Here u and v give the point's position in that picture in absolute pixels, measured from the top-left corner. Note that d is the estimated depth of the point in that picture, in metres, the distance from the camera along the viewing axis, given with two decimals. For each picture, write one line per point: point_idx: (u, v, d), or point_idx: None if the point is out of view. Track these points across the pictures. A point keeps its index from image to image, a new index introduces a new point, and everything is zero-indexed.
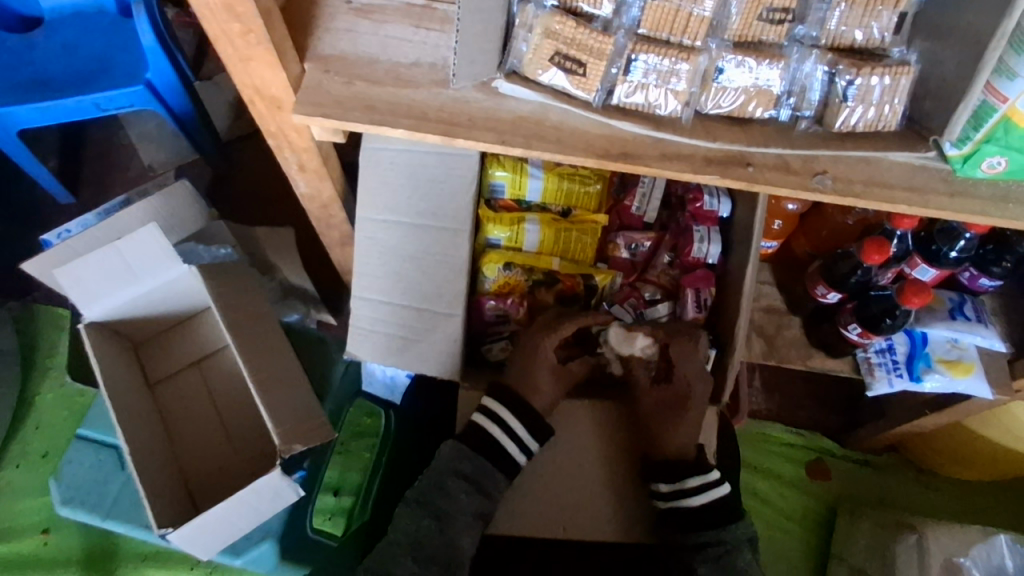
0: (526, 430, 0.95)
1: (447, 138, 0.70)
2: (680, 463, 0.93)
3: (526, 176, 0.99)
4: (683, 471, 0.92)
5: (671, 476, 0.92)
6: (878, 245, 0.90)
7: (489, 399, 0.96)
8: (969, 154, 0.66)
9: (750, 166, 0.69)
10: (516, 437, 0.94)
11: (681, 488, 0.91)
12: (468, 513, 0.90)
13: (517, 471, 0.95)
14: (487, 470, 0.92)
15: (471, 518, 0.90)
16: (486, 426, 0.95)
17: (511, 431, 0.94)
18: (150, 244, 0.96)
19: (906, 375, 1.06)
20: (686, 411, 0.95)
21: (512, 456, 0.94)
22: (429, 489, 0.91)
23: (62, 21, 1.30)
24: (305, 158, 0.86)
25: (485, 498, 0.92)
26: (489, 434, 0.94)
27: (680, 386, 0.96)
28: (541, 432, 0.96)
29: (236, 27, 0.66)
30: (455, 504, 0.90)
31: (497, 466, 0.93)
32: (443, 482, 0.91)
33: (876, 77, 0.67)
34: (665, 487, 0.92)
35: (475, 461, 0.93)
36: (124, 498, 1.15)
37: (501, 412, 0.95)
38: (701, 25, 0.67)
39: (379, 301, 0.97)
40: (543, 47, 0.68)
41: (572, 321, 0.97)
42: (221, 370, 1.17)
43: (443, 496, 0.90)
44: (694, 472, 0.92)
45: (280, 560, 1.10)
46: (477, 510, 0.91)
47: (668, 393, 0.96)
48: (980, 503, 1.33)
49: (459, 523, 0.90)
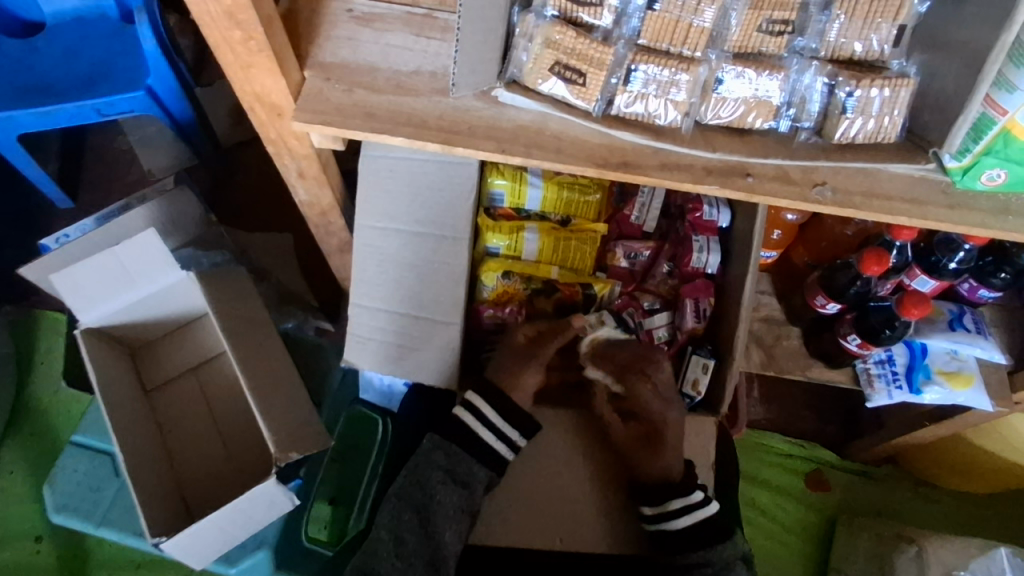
0: (499, 416, 0.94)
1: (446, 145, 0.69)
2: (665, 484, 0.92)
3: (525, 184, 0.99)
4: (667, 492, 0.91)
5: (655, 499, 0.92)
6: (877, 257, 0.90)
7: (469, 393, 0.95)
8: (968, 166, 0.66)
9: (749, 176, 0.69)
10: (490, 424, 0.94)
11: (664, 511, 0.91)
12: (449, 506, 0.90)
13: (499, 462, 0.95)
14: (464, 460, 0.93)
15: (453, 512, 0.90)
16: (461, 416, 0.95)
17: (485, 419, 0.94)
18: (147, 249, 0.97)
19: (906, 387, 1.06)
20: (663, 442, 0.93)
21: (489, 444, 0.94)
22: (410, 484, 0.92)
23: (63, 26, 1.31)
24: (305, 164, 0.86)
25: (464, 490, 0.91)
26: (464, 423, 0.95)
27: (651, 422, 0.95)
28: (525, 426, 0.95)
29: (237, 34, 0.66)
30: (435, 497, 0.90)
31: (474, 456, 0.93)
32: (423, 477, 0.91)
33: (876, 89, 0.67)
34: (649, 510, 0.92)
35: (449, 451, 0.93)
36: (119, 506, 1.13)
37: (475, 401, 0.94)
38: (701, 35, 0.66)
39: (377, 308, 0.97)
40: (544, 56, 0.68)
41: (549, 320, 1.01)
42: (218, 376, 1.17)
43: (423, 490, 0.91)
44: (679, 494, 0.92)
45: (275, 568, 1.09)
46: (458, 503, 0.91)
47: (641, 428, 0.95)
48: (977, 515, 1.33)
49: (440, 516, 0.90)
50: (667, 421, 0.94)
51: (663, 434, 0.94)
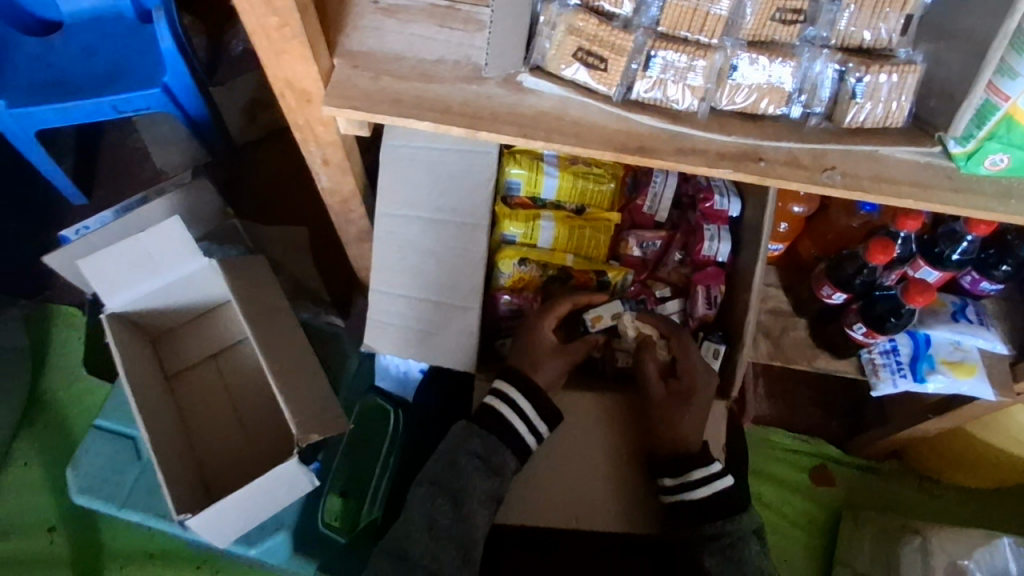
0: (535, 411, 0.96)
1: (471, 130, 0.72)
2: (681, 456, 0.95)
3: (541, 174, 1.01)
4: (687, 464, 0.93)
5: (675, 470, 0.94)
6: (883, 246, 0.93)
7: (500, 382, 0.98)
8: (972, 151, 0.70)
9: (762, 161, 0.72)
10: (525, 416, 0.96)
11: (684, 481, 0.93)
12: (481, 492, 0.92)
13: (526, 452, 0.97)
14: (499, 449, 0.94)
15: (484, 498, 0.92)
16: (497, 407, 0.96)
17: (520, 411, 0.96)
18: (171, 236, 1.01)
19: (910, 376, 1.08)
20: (688, 404, 0.97)
21: (521, 435, 0.96)
22: (440, 469, 0.93)
23: (82, 25, 1.34)
24: (330, 151, 0.89)
25: (497, 477, 0.93)
26: (499, 414, 0.96)
27: (687, 380, 0.99)
28: (552, 417, 0.98)
29: (273, 20, 0.69)
30: (468, 484, 0.92)
31: (507, 445, 0.95)
32: (456, 462, 0.93)
33: (884, 74, 0.70)
34: (670, 480, 0.94)
35: (485, 440, 0.94)
36: (141, 487, 1.16)
37: (511, 393, 0.97)
38: (718, 23, 0.69)
39: (397, 293, 0.99)
40: (566, 43, 0.71)
41: (568, 299, 1.01)
42: (236, 363, 1.19)
43: (456, 475, 0.92)
44: (697, 466, 0.94)
45: (294, 552, 1.13)
46: (489, 490, 0.93)
47: (679, 386, 0.99)
48: (981, 508, 1.36)
49: (472, 501, 0.91)
50: (700, 384, 0.98)
51: (694, 391, 0.98)
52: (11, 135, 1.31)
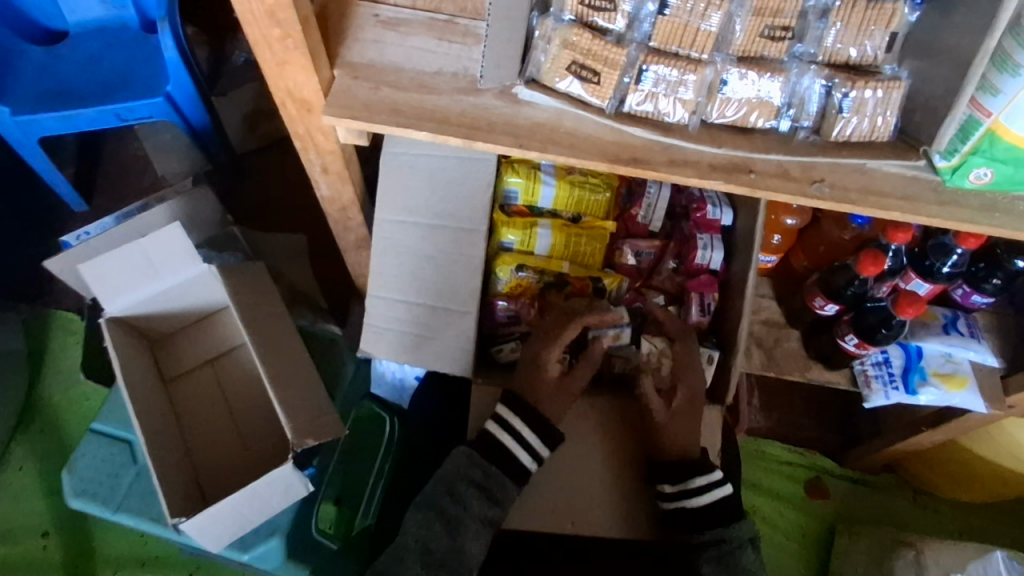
0: (539, 440, 0.97)
1: (468, 140, 0.74)
2: (684, 462, 0.96)
3: (539, 183, 1.03)
4: (687, 471, 0.95)
5: (675, 477, 0.95)
6: (873, 257, 0.94)
7: (502, 408, 0.98)
8: (957, 165, 0.71)
9: (753, 172, 0.74)
10: (527, 447, 0.96)
11: (684, 488, 0.94)
12: (477, 520, 0.93)
13: (525, 478, 0.97)
14: (500, 479, 0.95)
15: (479, 525, 0.93)
16: (499, 435, 0.96)
17: (522, 441, 0.96)
18: (171, 241, 1.02)
19: (902, 387, 1.09)
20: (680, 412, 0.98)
21: (524, 467, 0.96)
22: (440, 494, 0.94)
23: (87, 35, 1.37)
24: (329, 160, 0.90)
25: (496, 506, 0.94)
26: (501, 443, 0.96)
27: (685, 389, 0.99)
28: (552, 439, 0.97)
29: (276, 31, 0.71)
30: (466, 511, 0.92)
31: (508, 475, 0.95)
32: (455, 488, 0.94)
33: (870, 90, 0.72)
34: (669, 488, 0.95)
35: (487, 469, 0.95)
36: (137, 491, 1.16)
37: (515, 423, 0.96)
38: (708, 39, 0.71)
39: (395, 299, 1.01)
40: (561, 57, 0.73)
41: (576, 325, 0.98)
42: (232, 368, 1.20)
43: (454, 502, 0.93)
44: (701, 472, 0.95)
45: (288, 558, 1.07)
46: (487, 518, 0.93)
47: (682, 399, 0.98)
48: (975, 523, 1.37)
49: (468, 529, 0.92)
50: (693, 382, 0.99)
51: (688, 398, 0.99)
52: (15, 142, 1.33)
